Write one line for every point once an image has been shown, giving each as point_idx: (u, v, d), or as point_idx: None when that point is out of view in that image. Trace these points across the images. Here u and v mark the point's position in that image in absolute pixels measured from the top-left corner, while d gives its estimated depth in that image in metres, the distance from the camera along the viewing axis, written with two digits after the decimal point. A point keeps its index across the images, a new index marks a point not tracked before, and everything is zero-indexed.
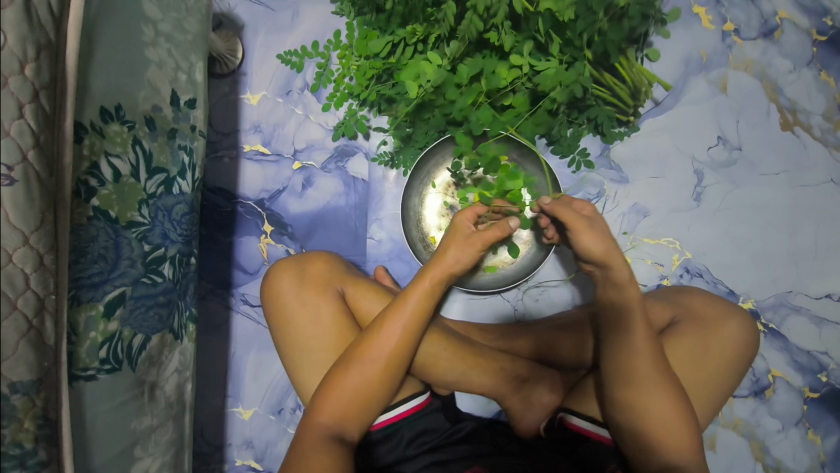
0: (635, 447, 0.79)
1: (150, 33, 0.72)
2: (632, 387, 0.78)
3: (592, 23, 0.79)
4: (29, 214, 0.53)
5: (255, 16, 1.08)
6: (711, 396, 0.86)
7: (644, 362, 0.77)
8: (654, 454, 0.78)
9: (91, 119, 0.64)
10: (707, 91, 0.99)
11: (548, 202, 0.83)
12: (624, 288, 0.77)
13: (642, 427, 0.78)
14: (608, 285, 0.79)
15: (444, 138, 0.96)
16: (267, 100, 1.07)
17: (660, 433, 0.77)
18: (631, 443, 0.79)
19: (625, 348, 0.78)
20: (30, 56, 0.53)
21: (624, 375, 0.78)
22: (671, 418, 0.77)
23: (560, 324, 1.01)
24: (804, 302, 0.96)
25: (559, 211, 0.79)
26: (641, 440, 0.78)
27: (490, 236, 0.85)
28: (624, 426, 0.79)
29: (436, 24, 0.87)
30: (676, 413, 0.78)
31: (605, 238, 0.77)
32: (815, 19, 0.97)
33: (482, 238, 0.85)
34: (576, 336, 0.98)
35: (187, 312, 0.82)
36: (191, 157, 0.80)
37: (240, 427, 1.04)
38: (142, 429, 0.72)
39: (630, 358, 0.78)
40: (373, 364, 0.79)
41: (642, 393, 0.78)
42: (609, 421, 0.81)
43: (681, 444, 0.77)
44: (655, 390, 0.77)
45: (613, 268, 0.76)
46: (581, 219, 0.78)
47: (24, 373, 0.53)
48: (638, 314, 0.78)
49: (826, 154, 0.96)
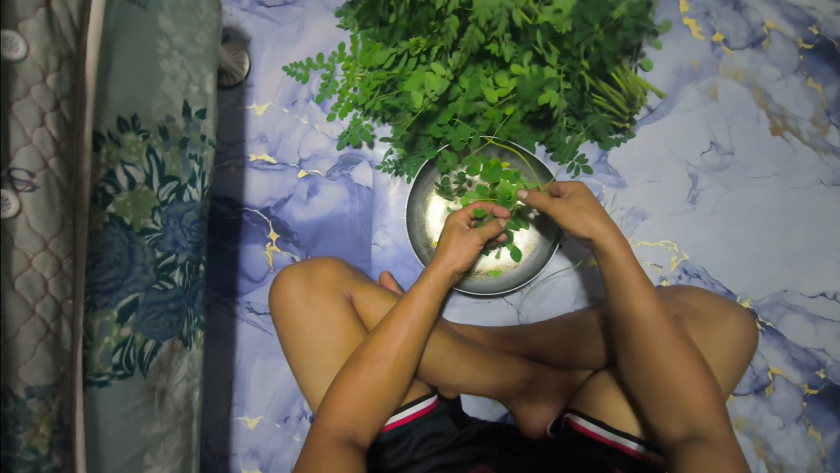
0: (656, 407, 0.77)
1: (164, 46, 0.74)
2: (649, 356, 0.76)
3: (588, 35, 0.83)
4: (50, 220, 0.54)
5: (261, 29, 1.11)
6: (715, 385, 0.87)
7: (656, 329, 0.76)
8: (676, 411, 0.75)
9: (109, 127, 0.65)
10: (699, 98, 1.02)
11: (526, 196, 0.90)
12: (619, 267, 0.79)
13: (661, 386, 0.75)
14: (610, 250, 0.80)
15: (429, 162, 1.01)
16: (272, 110, 1.10)
17: (677, 389, 0.75)
18: (652, 403, 0.77)
19: (632, 319, 0.77)
20: (52, 66, 0.54)
21: (637, 346, 0.77)
22: (688, 379, 0.75)
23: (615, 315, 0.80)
24: (799, 300, 0.98)
25: (540, 201, 0.88)
26: (660, 400, 0.76)
27: (489, 232, 0.91)
28: (647, 389, 0.77)
29: (438, 36, 0.90)
30: (693, 370, 0.76)
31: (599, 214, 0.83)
32: (801, 29, 1.02)
33: (482, 233, 0.91)
34: (629, 321, 0.78)
35: (196, 319, 0.84)
36: (201, 166, 0.81)
37: (245, 435, 1.04)
38: (152, 435, 0.72)
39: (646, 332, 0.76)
40: (380, 366, 0.82)
41: (657, 360, 0.76)
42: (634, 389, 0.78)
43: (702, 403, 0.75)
44: (670, 350, 0.76)
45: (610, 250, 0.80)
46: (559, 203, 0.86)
47: (40, 377, 0.54)
48: (636, 281, 0.78)
49: (816, 157, 1.00)
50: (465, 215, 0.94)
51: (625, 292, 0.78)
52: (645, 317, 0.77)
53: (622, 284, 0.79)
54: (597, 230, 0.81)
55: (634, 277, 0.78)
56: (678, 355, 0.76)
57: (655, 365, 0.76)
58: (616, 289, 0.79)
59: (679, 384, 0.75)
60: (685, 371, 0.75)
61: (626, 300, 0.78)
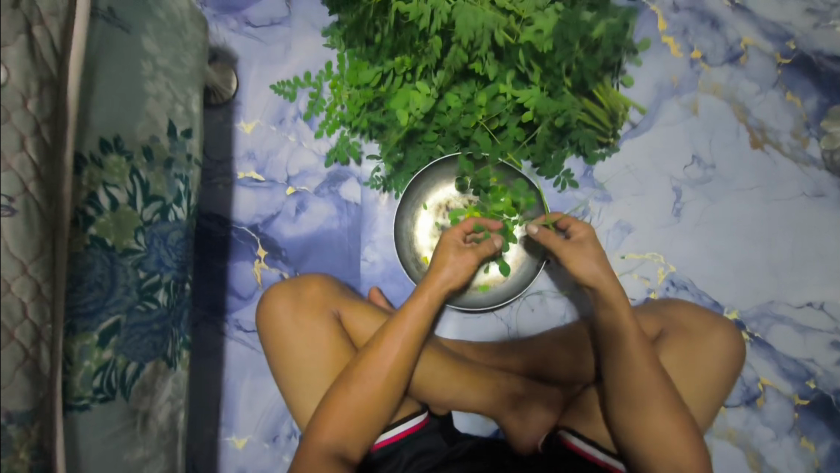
0: (641, 453, 0.80)
1: (149, 68, 0.75)
2: (635, 402, 0.81)
3: (569, 54, 0.85)
4: (28, 242, 0.54)
5: (249, 48, 1.12)
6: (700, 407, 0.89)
7: (643, 371, 0.81)
8: (660, 461, 0.80)
9: (91, 150, 0.66)
10: (680, 113, 1.04)
11: (536, 232, 0.89)
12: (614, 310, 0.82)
13: (643, 432, 0.80)
14: (614, 302, 0.82)
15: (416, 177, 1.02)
16: (260, 128, 1.10)
17: (659, 435, 0.80)
18: (635, 451, 0.81)
19: (620, 360, 0.82)
20: (32, 91, 0.55)
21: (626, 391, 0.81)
22: (669, 424, 0.80)
23: (609, 367, 0.83)
24: (786, 310, 0.99)
25: (550, 240, 0.88)
26: (642, 447, 0.80)
27: (482, 253, 0.91)
28: (633, 435, 0.81)
29: (422, 55, 0.92)
30: (675, 415, 0.80)
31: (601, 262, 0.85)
32: (777, 44, 1.05)
33: (476, 253, 0.90)
34: (615, 359, 0.82)
35: (181, 339, 0.82)
36: (187, 186, 0.81)
37: (233, 456, 1.02)
38: (136, 460, 0.71)
39: (633, 375, 0.81)
40: (371, 384, 0.81)
41: (644, 405, 0.80)
42: (621, 436, 0.82)
43: (682, 449, 0.79)
44: (656, 395, 0.80)
45: (606, 288, 0.83)
46: (566, 246, 0.87)
47: (19, 403, 0.53)
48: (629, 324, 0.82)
49: (797, 169, 1.02)
50: (459, 232, 0.93)
51: (619, 335, 0.82)
52: (632, 357, 0.81)
53: (620, 329, 0.82)
54: (593, 273, 0.83)
55: (630, 329, 0.81)
56: (661, 397, 0.80)
57: (639, 410, 0.81)
58: (616, 334, 0.82)
59: (660, 431, 0.80)
60: (672, 426, 0.80)
61: (623, 351, 0.81)
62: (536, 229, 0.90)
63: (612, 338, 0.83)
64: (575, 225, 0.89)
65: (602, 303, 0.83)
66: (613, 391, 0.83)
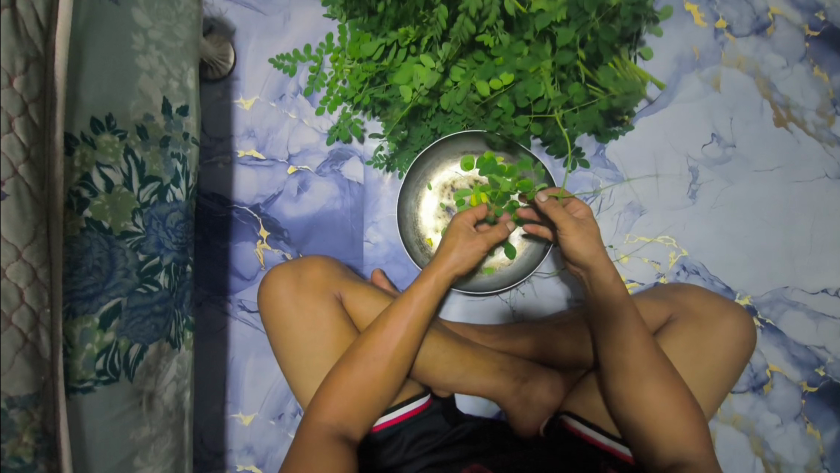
0: (639, 435, 0.80)
1: (140, 41, 0.71)
2: (633, 385, 0.79)
3: (584, 24, 0.81)
4: (22, 228, 0.53)
5: (246, 20, 1.07)
6: (709, 392, 0.87)
7: (640, 354, 0.79)
8: (662, 443, 0.79)
9: (81, 129, 0.63)
10: (700, 88, 0.99)
11: (542, 200, 0.84)
12: (609, 287, 0.79)
13: (641, 415, 0.79)
14: (607, 282, 0.79)
15: (420, 156, 0.97)
16: (259, 105, 1.07)
17: (657, 418, 0.79)
18: (635, 432, 0.80)
19: (615, 343, 0.80)
20: (17, 68, 0.52)
21: (624, 374, 0.80)
22: (668, 407, 0.79)
23: (604, 350, 0.82)
24: (800, 297, 0.96)
25: (551, 212, 0.81)
26: (639, 428, 0.80)
27: (494, 237, 0.88)
28: (632, 418, 0.80)
29: (428, 26, 0.87)
30: (675, 399, 0.79)
31: (592, 240, 0.80)
32: (808, 14, 0.97)
33: (486, 236, 0.88)
34: (611, 340, 0.80)
35: (185, 320, 0.82)
36: (184, 165, 0.79)
37: (240, 432, 1.05)
38: (142, 438, 0.72)
39: (628, 358, 0.79)
40: (374, 366, 0.80)
41: (642, 389, 0.79)
42: (619, 417, 0.82)
43: (682, 431, 0.79)
44: (653, 378, 0.79)
45: (596, 269, 0.79)
46: (570, 220, 0.80)
47: (21, 387, 0.53)
48: (625, 306, 0.80)
49: (821, 149, 0.97)
50: (471, 218, 0.90)
51: (614, 318, 0.80)
52: (628, 340, 0.79)
53: (616, 313, 0.80)
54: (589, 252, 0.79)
55: (628, 311, 0.79)
56: (657, 379, 0.79)
57: (635, 393, 0.79)
58: (611, 316, 0.80)
59: (660, 414, 0.79)
60: (670, 409, 0.79)
61: (619, 334, 0.80)
62: (542, 197, 0.84)
63: (606, 318, 0.81)
64: (575, 205, 0.86)
65: (595, 285, 0.80)
66: (611, 374, 0.81)
